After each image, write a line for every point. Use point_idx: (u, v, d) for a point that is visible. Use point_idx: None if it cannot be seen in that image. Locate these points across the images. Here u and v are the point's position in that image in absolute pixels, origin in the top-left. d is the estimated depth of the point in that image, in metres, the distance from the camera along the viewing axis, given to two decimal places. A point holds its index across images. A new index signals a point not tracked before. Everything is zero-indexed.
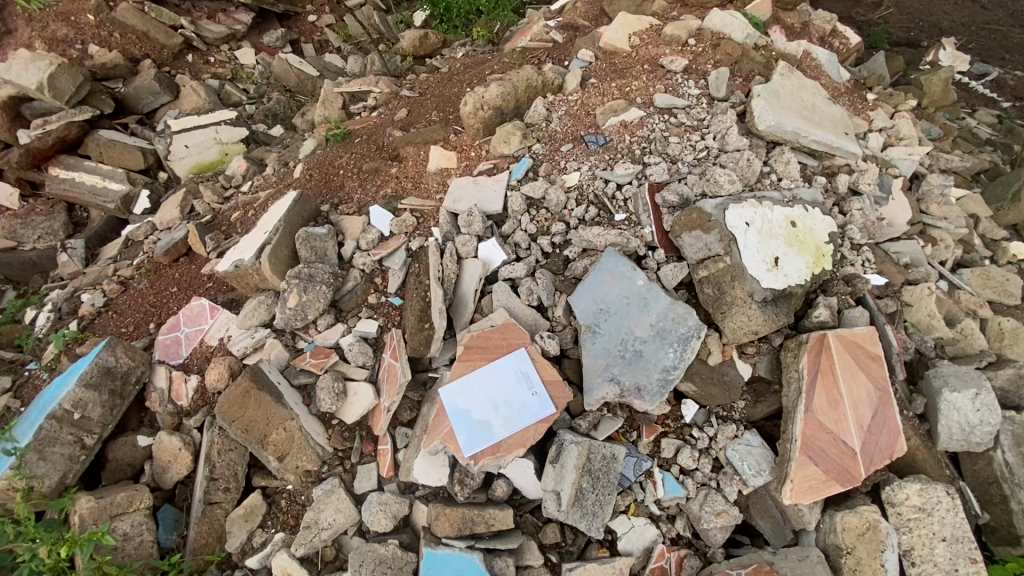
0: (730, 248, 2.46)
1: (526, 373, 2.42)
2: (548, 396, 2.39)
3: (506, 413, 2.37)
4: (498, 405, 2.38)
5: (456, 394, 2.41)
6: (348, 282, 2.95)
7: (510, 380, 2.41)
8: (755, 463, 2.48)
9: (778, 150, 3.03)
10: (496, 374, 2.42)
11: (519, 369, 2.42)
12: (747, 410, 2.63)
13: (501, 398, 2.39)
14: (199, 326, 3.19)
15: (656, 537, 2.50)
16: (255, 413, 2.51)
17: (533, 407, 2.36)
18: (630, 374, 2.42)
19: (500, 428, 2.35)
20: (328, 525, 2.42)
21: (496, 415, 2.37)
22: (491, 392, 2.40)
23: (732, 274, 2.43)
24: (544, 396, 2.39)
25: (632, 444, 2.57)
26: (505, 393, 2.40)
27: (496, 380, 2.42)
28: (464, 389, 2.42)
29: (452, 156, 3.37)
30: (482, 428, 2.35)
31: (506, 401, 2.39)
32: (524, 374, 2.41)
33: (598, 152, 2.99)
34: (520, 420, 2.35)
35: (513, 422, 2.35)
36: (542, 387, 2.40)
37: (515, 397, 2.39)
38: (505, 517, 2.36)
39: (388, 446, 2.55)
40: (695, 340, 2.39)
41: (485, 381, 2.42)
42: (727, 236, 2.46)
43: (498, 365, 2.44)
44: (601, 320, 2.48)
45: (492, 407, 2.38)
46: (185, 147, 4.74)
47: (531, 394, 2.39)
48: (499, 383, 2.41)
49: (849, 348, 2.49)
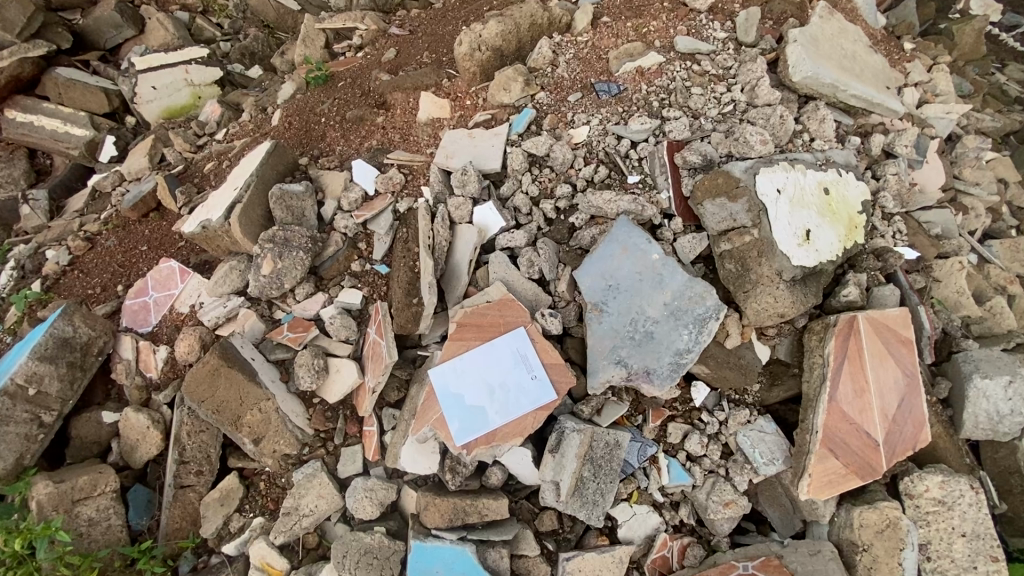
0: (759, 219, 2.16)
1: (525, 354, 2.19)
2: (550, 379, 2.18)
3: (503, 399, 2.16)
4: (494, 390, 2.17)
5: (447, 377, 2.19)
6: (328, 246, 2.67)
7: (507, 361, 2.19)
8: (768, 452, 2.34)
9: (811, 106, 2.68)
10: (492, 356, 2.20)
11: (518, 349, 2.20)
12: (760, 394, 2.45)
13: (497, 381, 2.18)
14: (169, 292, 2.97)
15: (658, 525, 2.37)
16: (226, 393, 2.26)
17: (533, 392, 2.15)
18: (638, 358, 2.20)
19: (497, 415, 2.14)
20: (309, 511, 2.26)
21: (492, 401, 2.16)
22: (486, 375, 2.18)
23: (760, 249, 2.13)
24: (545, 380, 2.17)
25: (636, 429, 2.39)
26: (501, 376, 2.18)
27: (491, 361, 2.19)
28: (455, 371, 2.19)
29: (444, 104, 3.01)
30: (476, 415, 2.14)
31: (503, 385, 2.17)
32: (523, 355, 2.19)
33: (611, 102, 2.65)
34: (519, 406, 2.15)
35: (511, 409, 2.14)
36: (542, 370, 2.18)
37: (513, 382, 2.17)
38: (499, 507, 2.19)
39: (374, 428, 2.35)
40: (712, 321, 2.14)
41: (480, 362, 2.20)
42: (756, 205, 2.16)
43: (494, 344, 2.21)
44: (610, 297, 2.20)
45: (487, 391, 2.16)
46: (151, 89, 4.28)
47: (530, 378, 2.17)
48: (494, 365, 2.19)
49: (878, 331, 2.26)
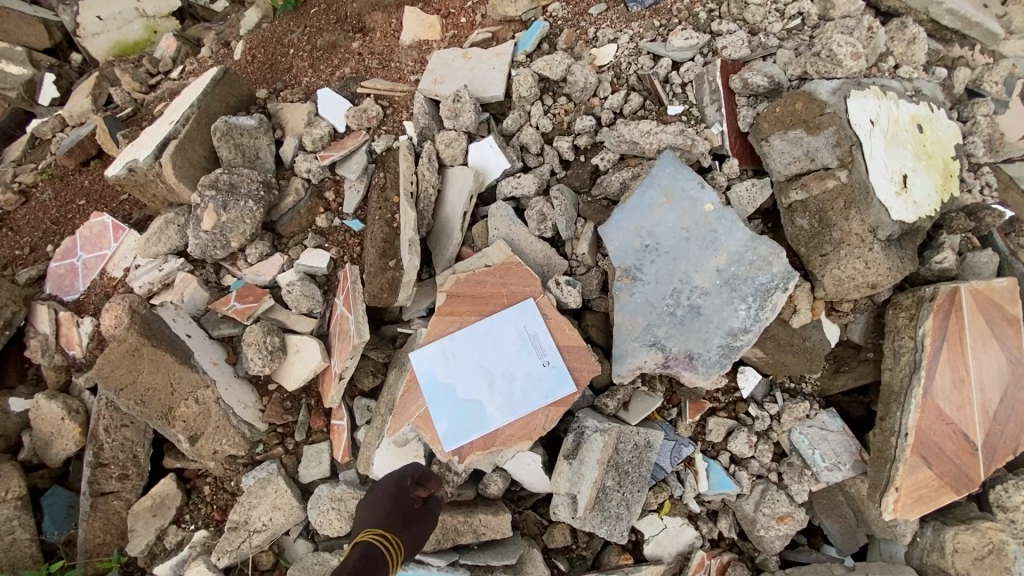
0: (852, 156, 1.60)
1: (534, 334, 1.71)
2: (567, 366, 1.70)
3: (506, 391, 1.68)
4: (493, 379, 1.68)
5: (433, 362, 1.70)
6: (287, 196, 2.14)
7: (511, 343, 1.70)
8: (832, 454, 1.89)
9: (898, 22, 2.09)
10: (491, 335, 1.71)
11: (525, 327, 1.71)
12: (821, 383, 1.98)
13: (497, 369, 1.69)
14: (100, 252, 2.44)
15: (694, 540, 1.94)
16: (152, 379, 1.77)
17: (544, 383, 1.67)
18: (679, 339, 1.71)
19: (497, 412, 1.67)
20: (262, 526, 1.82)
21: (491, 394, 1.68)
22: (484, 360, 1.70)
23: (848, 197, 1.59)
24: (559, 367, 1.69)
25: (669, 425, 1.94)
26: (503, 362, 1.69)
27: (490, 342, 1.71)
28: (443, 355, 1.70)
29: (432, 22, 2.41)
30: (470, 412, 1.67)
31: (505, 373, 1.69)
32: (532, 335, 1.70)
33: (644, 15, 2.05)
34: (526, 401, 1.67)
35: (516, 404, 1.67)
36: (556, 354, 1.69)
37: (519, 369, 1.69)
38: (499, 524, 1.74)
39: (344, 422, 1.89)
40: (779, 294, 1.65)
41: (476, 343, 1.71)
42: (847, 137, 1.60)
43: (494, 321, 1.72)
44: (646, 260, 1.70)
45: (484, 382, 1.68)
46: (97, 19, 3.60)
47: (541, 365, 1.69)
48: (494, 348, 1.70)
49: (983, 307, 1.78)
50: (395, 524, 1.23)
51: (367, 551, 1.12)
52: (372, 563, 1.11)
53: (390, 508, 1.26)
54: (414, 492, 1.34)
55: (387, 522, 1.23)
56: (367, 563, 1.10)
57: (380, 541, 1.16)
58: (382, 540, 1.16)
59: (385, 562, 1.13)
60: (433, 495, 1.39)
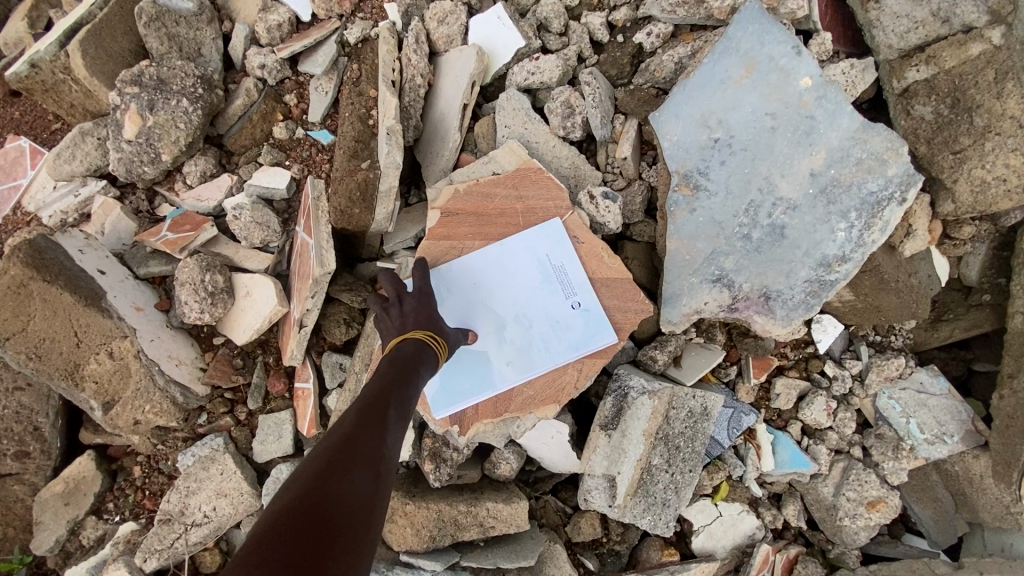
0: (1012, 6, 1.14)
1: (557, 266, 1.28)
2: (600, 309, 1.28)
3: (518, 341, 1.26)
4: (502, 327, 1.26)
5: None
6: (234, 100, 1.67)
7: (530, 280, 1.27)
8: (933, 424, 1.49)
9: None
10: (499, 267, 1.28)
11: (545, 257, 1.28)
12: (916, 335, 1.57)
13: (507, 312, 1.27)
14: (13, 182, 1.97)
15: (754, 531, 1.55)
16: (48, 326, 1.33)
17: (571, 332, 1.25)
18: (753, 272, 1.28)
19: (506, 368, 1.26)
20: (205, 515, 1.41)
21: (498, 345, 1.26)
22: (488, 300, 1.27)
23: (1003, 65, 1.15)
24: (592, 311, 1.27)
25: (726, 389, 1.51)
26: (515, 303, 1.27)
27: (498, 276, 1.27)
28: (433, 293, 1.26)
29: None
30: (469, 368, 1.26)
31: (517, 317, 1.27)
32: (555, 267, 1.28)
33: None
34: (545, 355, 1.26)
35: (532, 358, 1.26)
36: (588, 293, 1.27)
37: (535, 312, 1.27)
38: (513, 516, 1.32)
39: (310, 386, 1.46)
40: (894, 208, 1.21)
41: (478, 278, 1.28)
42: None
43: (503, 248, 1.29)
44: (714, 161, 1.25)
45: (490, 329, 1.26)
46: None
47: (569, 307, 1.27)
48: (502, 284, 1.27)
49: None
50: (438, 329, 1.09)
51: (417, 347, 1.02)
52: (422, 359, 1.02)
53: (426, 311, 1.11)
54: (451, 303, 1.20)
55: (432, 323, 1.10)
56: (418, 362, 1.00)
57: (431, 342, 1.05)
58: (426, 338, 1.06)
59: (434, 362, 1.04)
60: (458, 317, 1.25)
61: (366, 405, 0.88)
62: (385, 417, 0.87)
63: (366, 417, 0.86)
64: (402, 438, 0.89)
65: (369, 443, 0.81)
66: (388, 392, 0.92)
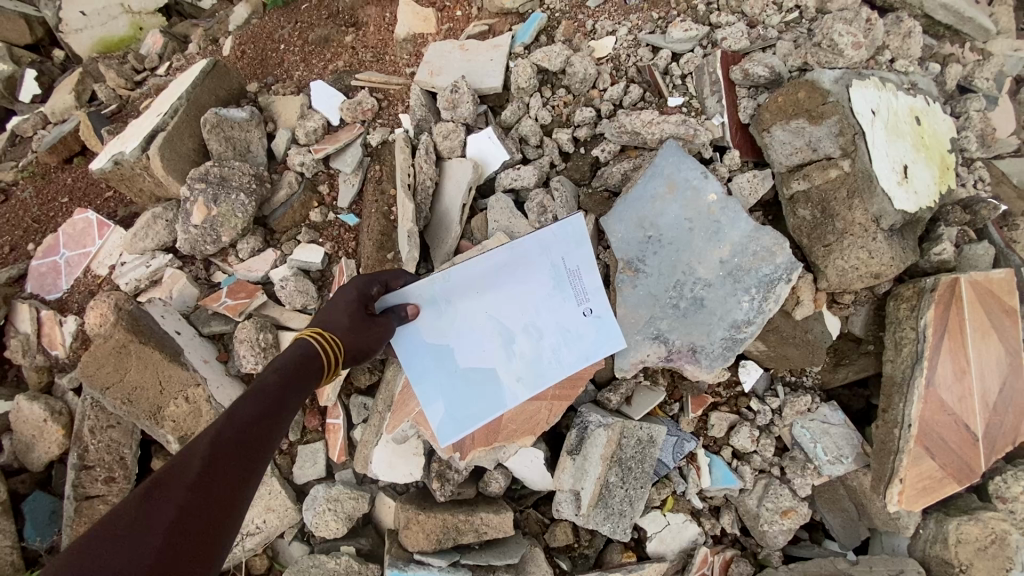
0: (854, 146, 1.59)
1: (571, 272, 1.57)
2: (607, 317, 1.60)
3: (526, 354, 1.54)
4: (512, 340, 1.53)
5: (423, 321, 1.49)
6: (279, 190, 2.09)
7: (541, 289, 1.55)
8: (834, 447, 1.86)
9: (895, 16, 2.09)
10: (508, 278, 1.53)
11: (558, 264, 1.56)
12: (822, 376, 1.97)
13: (518, 322, 1.54)
14: (84, 249, 2.36)
15: (696, 536, 1.92)
16: (140, 377, 1.71)
17: (582, 338, 1.56)
18: (682, 332, 1.70)
19: (517, 387, 1.54)
20: (255, 528, 1.76)
21: (507, 358, 1.54)
22: (495, 314, 1.53)
23: (851, 187, 1.59)
24: (602, 316, 1.58)
25: (671, 421, 1.91)
26: (524, 317, 1.54)
27: (509, 285, 1.53)
28: (441, 301, 1.50)
29: (429, 16, 2.37)
30: (481, 385, 1.52)
31: (527, 328, 1.54)
32: (570, 268, 1.56)
33: (642, 8, 2.05)
34: (555, 365, 1.55)
35: (539, 365, 1.55)
36: (599, 300, 1.58)
37: (548, 320, 1.55)
38: (501, 523, 1.70)
39: (340, 421, 1.85)
40: (782, 285, 1.64)
41: (479, 288, 1.52)
42: (850, 126, 1.59)
43: (514, 252, 1.52)
44: (649, 251, 1.68)
45: (501, 342, 1.53)
46: (82, 16, 3.91)
47: (582, 313, 1.57)
48: (514, 291, 1.54)
49: (982, 300, 1.80)
50: (336, 330, 1.30)
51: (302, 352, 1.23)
52: (307, 374, 1.21)
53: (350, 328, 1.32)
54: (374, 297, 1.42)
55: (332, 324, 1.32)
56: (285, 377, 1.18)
57: (315, 338, 1.26)
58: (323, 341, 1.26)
59: (313, 362, 1.23)
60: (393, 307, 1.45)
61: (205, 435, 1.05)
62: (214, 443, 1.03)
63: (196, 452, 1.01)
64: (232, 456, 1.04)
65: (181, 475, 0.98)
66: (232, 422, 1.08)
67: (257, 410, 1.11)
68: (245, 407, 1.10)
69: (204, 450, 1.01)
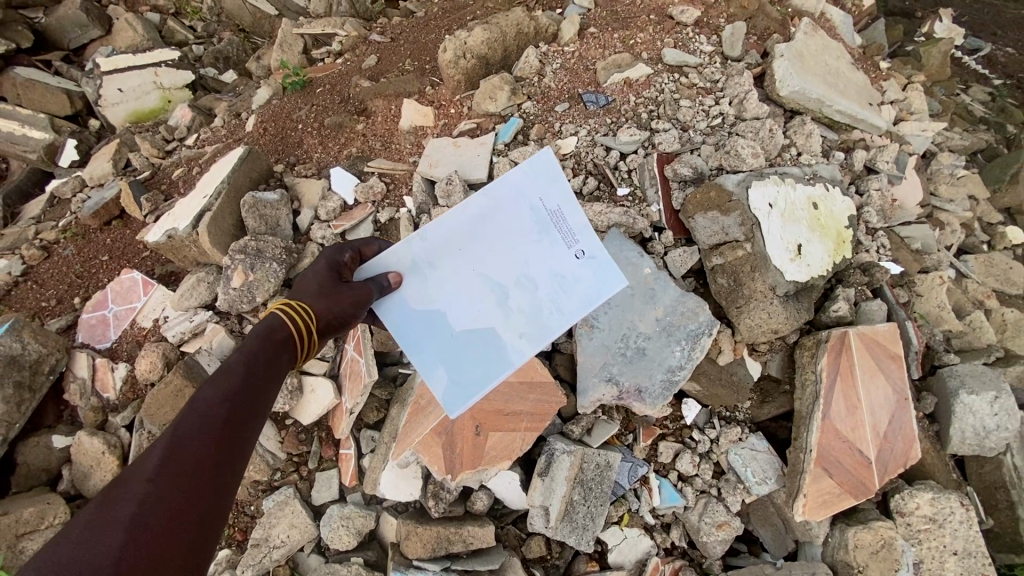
0: (752, 233, 2.14)
1: (553, 219, 1.75)
2: (601, 258, 1.73)
3: (522, 307, 1.71)
4: (507, 296, 1.72)
5: (414, 289, 1.71)
6: (304, 258, 2.55)
7: (525, 243, 1.75)
8: (760, 470, 2.25)
9: (798, 120, 2.66)
10: (494, 237, 1.75)
11: (539, 214, 1.76)
12: (751, 411, 2.38)
13: (510, 278, 1.73)
14: (130, 305, 2.74)
15: (649, 548, 2.27)
16: None
17: (573, 281, 1.71)
18: (630, 375, 2.14)
19: (521, 337, 1.68)
20: (280, 542, 2.11)
21: (507, 316, 1.71)
22: (486, 273, 1.73)
23: (753, 264, 2.13)
24: (593, 257, 1.72)
25: (627, 448, 2.31)
26: (516, 271, 1.73)
27: (493, 242, 1.75)
28: (430, 267, 1.72)
29: (428, 112, 2.89)
30: (485, 341, 1.69)
31: (520, 283, 1.72)
32: (550, 210, 1.76)
33: (598, 114, 2.58)
34: (555, 307, 1.70)
35: (540, 313, 1.70)
36: (588, 241, 1.74)
37: (541, 268, 1.73)
38: (485, 534, 2.07)
39: (351, 451, 2.23)
40: (705, 337, 2.12)
41: (466, 252, 1.74)
42: (749, 218, 2.14)
43: (492, 211, 1.76)
44: (601, 313, 2.18)
45: (497, 298, 1.72)
46: (118, 92, 4.33)
47: (574, 258, 1.74)
48: (502, 246, 1.75)
49: (869, 347, 2.24)
50: (307, 296, 1.56)
51: (270, 322, 1.47)
52: (274, 343, 1.43)
53: (322, 295, 1.57)
54: (345, 265, 1.69)
55: (302, 296, 1.58)
56: (256, 357, 1.38)
57: (283, 305, 1.50)
58: (293, 311, 1.49)
59: (281, 329, 1.46)
60: (379, 276, 1.69)
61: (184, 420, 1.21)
62: (191, 424, 1.20)
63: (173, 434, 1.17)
64: (204, 432, 1.19)
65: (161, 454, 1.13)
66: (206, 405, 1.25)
67: (226, 390, 1.29)
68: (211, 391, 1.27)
69: (174, 433, 1.17)
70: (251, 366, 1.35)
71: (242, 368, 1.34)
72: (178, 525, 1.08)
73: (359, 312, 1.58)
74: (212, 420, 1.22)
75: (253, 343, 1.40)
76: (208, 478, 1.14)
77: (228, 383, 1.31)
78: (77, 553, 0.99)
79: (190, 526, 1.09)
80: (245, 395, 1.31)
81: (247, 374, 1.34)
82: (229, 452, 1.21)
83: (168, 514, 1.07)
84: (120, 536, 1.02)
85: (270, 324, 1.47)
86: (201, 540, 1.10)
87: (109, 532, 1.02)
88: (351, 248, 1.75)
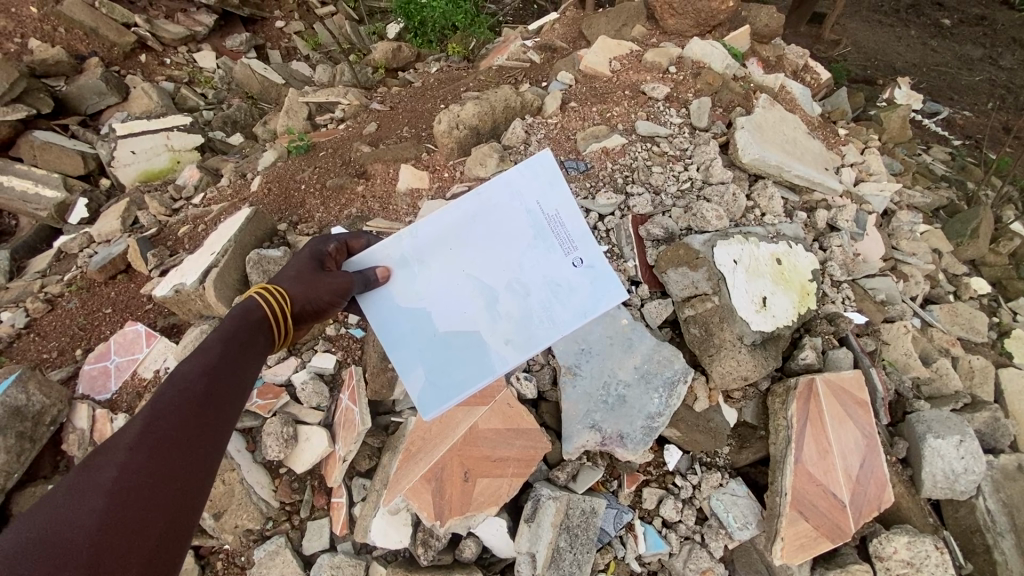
0: (719, 287, 2.38)
1: (551, 227, 2.05)
2: (598, 267, 2.03)
3: (510, 311, 2.01)
4: (498, 302, 2.01)
5: (403, 288, 1.99)
6: None
7: (519, 250, 2.04)
8: (741, 515, 2.31)
9: (761, 184, 2.93)
10: (490, 243, 2.05)
11: (538, 222, 2.05)
12: (731, 456, 2.49)
13: (504, 284, 2.03)
14: (132, 355, 2.84)
15: None
16: None
17: (563, 288, 2.02)
18: (612, 422, 2.27)
19: (508, 341, 1.98)
20: None
21: (495, 322, 2.00)
22: (478, 279, 2.03)
23: (721, 315, 2.35)
24: (591, 267, 2.02)
25: (611, 495, 2.36)
26: (512, 278, 2.03)
27: (490, 249, 2.04)
28: (421, 269, 2.01)
29: (423, 176, 3.13)
30: (477, 341, 1.99)
31: (512, 290, 2.02)
32: (548, 218, 2.05)
33: (578, 178, 2.83)
34: (543, 311, 2.00)
35: (530, 319, 1.99)
36: (586, 252, 2.03)
37: (534, 276, 2.02)
38: None
39: (343, 499, 2.30)
40: (681, 385, 2.28)
41: (460, 257, 2.04)
42: (715, 274, 2.39)
43: (492, 216, 2.05)
44: (582, 360, 2.34)
45: (486, 303, 2.01)
46: (131, 153, 4.58)
47: (571, 266, 2.03)
48: (499, 251, 2.04)
49: (836, 393, 2.36)
50: (285, 283, 1.76)
51: (248, 305, 1.65)
52: (251, 323, 1.60)
53: (298, 282, 1.77)
54: (328, 258, 1.92)
55: (279, 283, 1.78)
56: (231, 337, 1.53)
57: (257, 292, 1.69)
58: (270, 296, 1.68)
59: (257, 310, 1.64)
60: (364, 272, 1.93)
61: (160, 395, 1.33)
62: (168, 398, 1.32)
63: (150, 408, 1.29)
64: (179, 405, 1.32)
65: (138, 426, 1.25)
66: (182, 382, 1.38)
67: (203, 369, 1.42)
68: (189, 371, 1.40)
69: (154, 406, 1.29)
70: (230, 344, 1.51)
71: (218, 348, 1.49)
72: (158, 490, 1.19)
73: (334, 298, 1.80)
74: (188, 397, 1.35)
75: (231, 326, 1.56)
76: (187, 447, 1.27)
77: (203, 361, 1.44)
78: (61, 518, 1.09)
79: (171, 491, 1.21)
80: (219, 376, 1.44)
81: (223, 352, 1.49)
82: (206, 426, 1.34)
83: (148, 480, 1.18)
84: (101, 501, 1.13)
85: (247, 305, 1.65)
86: (181, 505, 1.21)
87: (91, 498, 1.12)
88: (334, 239, 1.98)
